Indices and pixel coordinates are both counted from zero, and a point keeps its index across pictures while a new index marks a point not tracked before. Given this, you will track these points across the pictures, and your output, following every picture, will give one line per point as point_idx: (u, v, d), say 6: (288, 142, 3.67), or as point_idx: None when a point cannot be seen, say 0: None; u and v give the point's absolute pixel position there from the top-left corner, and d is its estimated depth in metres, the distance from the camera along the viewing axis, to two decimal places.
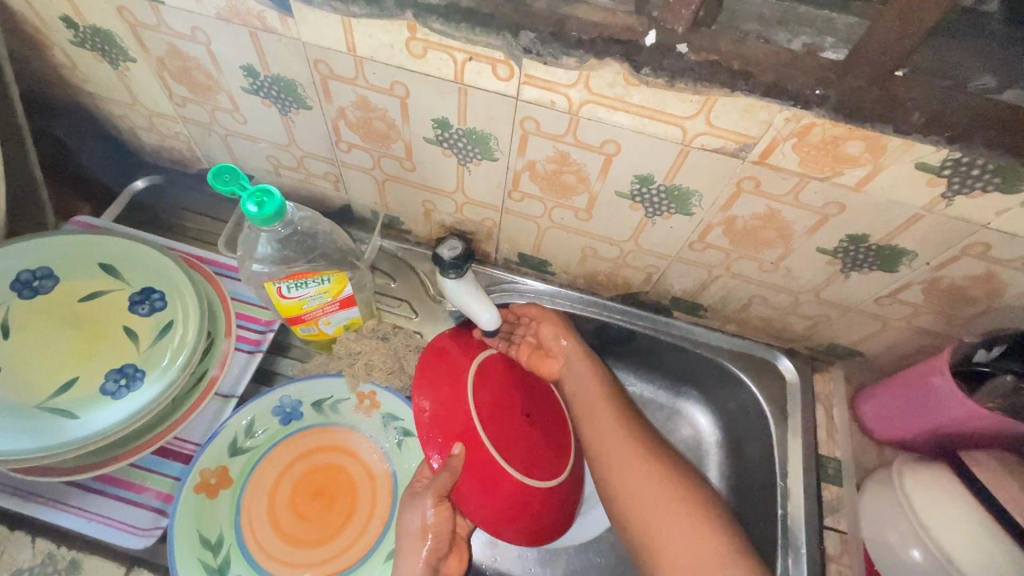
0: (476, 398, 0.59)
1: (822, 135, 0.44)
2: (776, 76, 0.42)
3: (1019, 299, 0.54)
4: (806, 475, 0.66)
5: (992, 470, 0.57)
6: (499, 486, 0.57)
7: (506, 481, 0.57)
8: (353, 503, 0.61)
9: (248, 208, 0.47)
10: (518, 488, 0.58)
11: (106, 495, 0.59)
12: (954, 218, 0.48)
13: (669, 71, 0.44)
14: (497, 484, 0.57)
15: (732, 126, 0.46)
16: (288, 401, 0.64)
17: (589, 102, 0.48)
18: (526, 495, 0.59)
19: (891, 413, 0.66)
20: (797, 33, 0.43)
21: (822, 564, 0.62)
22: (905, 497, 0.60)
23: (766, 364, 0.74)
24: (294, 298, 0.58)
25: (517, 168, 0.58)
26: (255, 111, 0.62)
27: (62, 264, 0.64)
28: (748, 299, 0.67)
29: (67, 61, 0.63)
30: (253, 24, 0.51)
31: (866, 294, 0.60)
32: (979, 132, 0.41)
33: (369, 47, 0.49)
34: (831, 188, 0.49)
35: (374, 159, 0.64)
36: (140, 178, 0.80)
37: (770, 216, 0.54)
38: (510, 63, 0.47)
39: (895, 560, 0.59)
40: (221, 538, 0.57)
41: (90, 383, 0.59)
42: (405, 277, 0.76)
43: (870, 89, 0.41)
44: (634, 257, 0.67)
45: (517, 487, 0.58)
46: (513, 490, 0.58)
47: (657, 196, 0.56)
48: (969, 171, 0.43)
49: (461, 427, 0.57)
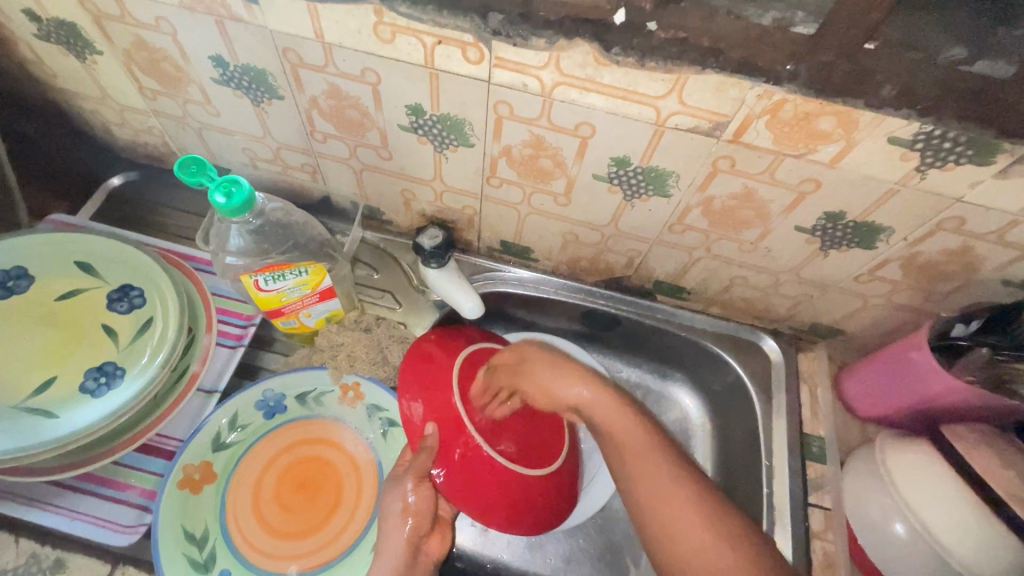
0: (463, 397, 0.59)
1: (794, 111, 0.44)
2: (746, 53, 0.42)
3: (996, 272, 0.54)
4: (790, 454, 0.67)
5: (972, 443, 0.57)
6: (486, 476, 0.57)
7: (493, 471, 0.57)
8: (339, 494, 0.61)
9: (215, 199, 0.46)
10: (506, 478, 0.58)
11: (89, 494, 0.59)
12: (928, 192, 0.48)
13: (640, 49, 0.43)
14: (483, 473, 0.57)
15: (704, 105, 0.46)
16: (271, 395, 0.64)
17: (561, 84, 0.47)
18: (516, 483, 0.58)
19: (874, 390, 0.66)
20: (768, 7, 0.43)
21: (807, 541, 0.63)
22: (888, 473, 0.60)
23: (750, 346, 0.74)
24: (272, 291, 0.57)
25: (494, 154, 0.58)
26: (228, 103, 0.61)
27: (36, 264, 0.64)
28: (730, 280, 0.68)
29: (33, 55, 0.62)
30: (219, 13, 0.50)
31: (845, 272, 0.60)
32: (949, 105, 0.41)
33: (337, 33, 0.48)
34: (806, 165, 0.48)
35: (350, 149, 0.63)
36: (116, 175, 0.79)
37: (747, 196, 0.54)
38: (479, 46, 0.46)
39: (877, 535, 0.60)
40: (206, 533, 0.57)
41: (68, 382, 0.58)
42: (387, 268, 0.75)
43: (840, 62, 0.41)
44: (616, 241, 0.66)
45: (506, 476, 0.58)
46: (500, 479, 0.57)
47: (635, 178, 0.55)
48: (941, 144, 0.43)
49: (443, 420, 0.57)
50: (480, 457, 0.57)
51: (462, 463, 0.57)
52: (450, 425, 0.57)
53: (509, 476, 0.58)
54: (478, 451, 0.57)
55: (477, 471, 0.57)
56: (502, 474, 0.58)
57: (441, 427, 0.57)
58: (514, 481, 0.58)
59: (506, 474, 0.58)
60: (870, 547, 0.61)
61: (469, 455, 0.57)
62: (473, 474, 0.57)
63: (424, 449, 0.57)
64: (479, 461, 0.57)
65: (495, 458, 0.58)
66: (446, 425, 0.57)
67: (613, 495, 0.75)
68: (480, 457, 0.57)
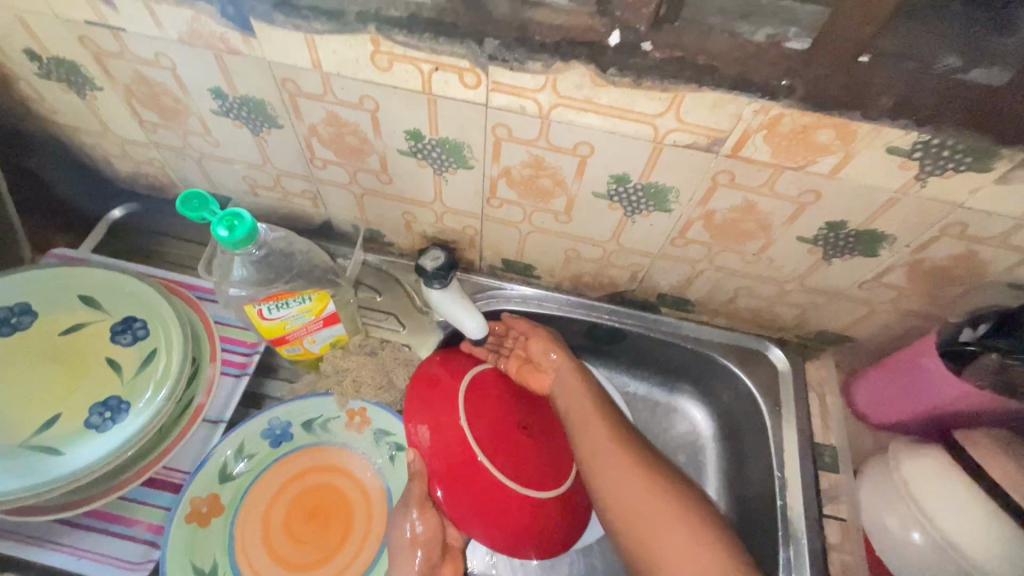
0: (470, 421, 0.59)
1: (792, 125, 0.44)
2: (741, 70, 0.42)
3: (1001, 276, 0.54)
4: (802, 465, 0.66)
5: (987, 448, 0.57)
6: (490, 497, 0.57)
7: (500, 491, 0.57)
8: (348, 522, 0.60)
9: (219, 233, 0.46)
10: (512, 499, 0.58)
11: (96, 531, 0.58)
12: (930, 200, 0.47)
13: (635, 69, 0.44)
14: (488, 494, 0.57)
15: (702, 121, 0.46)
16: (277, 423, 0.63)
17: (558, 105, 0.48)
18: (522, 504, 0.58)
19: (883, 397, 0.66)
20: (761, 25, 0.43)
21: (824, 554, 0.62)
22: (904, 481, 0.60)
23: (756, 355, 0.74)
24: (276, 319, 0.57)
25: (493, 175, 0.58)
26: (227, 133, 0.62)
27: (39, 299, 0.64)
28: (734, 291, 0.67)
29: (34, 93, 0.63)
30: (218, 47, 0.50)
31: (850, 280, 0.60)
32: (947, 115, 0.41)
33: (335, 63, 0.49)
34: (806, 177, 0.48)
35: (350, 174, 0.63)
36: (117, 207, 0.79)
37: (748, 208, 0.54)
38: (476, 71, 0.47)
39: (896, 545, 0.59)
40: (215, 568, 0.56)
41: (74, 418, 0.58)
42: (390, 290, 0.75)
43: (836, 76, 0.41)
44: (618, 256, 0.66)
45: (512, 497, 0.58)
46: (506, 500, 0.57)
47: (635, 194, 0.56)
48: (940, 153, 0.43)
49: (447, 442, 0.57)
50: (485, 478, 0.57)
51: (466, 483, 0.57)
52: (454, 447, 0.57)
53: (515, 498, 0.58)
54: (486, 474, 0.57)
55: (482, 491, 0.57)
56: (508, 494, 0.57)
57: (444, 448, 0.57)
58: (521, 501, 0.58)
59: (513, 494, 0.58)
60: (890, 559, 0.60)
61: (474, 475, 0.57)
62: (479, 495, 0.57)
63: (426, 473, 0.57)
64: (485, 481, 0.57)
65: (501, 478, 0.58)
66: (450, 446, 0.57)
67: None
68: (486, 477, 0.57)
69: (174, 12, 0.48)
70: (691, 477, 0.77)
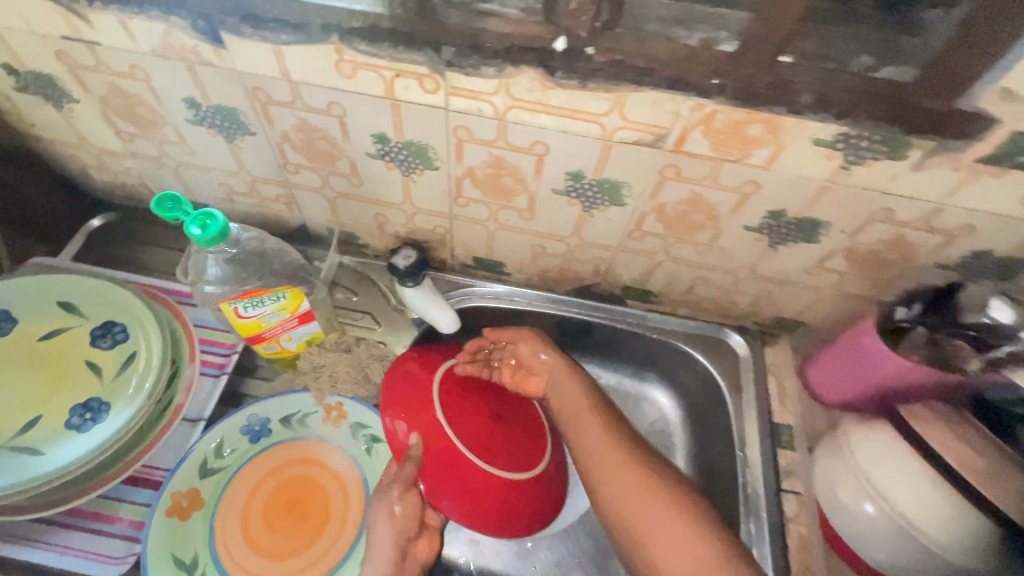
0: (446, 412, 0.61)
1: (725, 120, 0.48)
2: (676, 71, 0.46)
3: (930, 259, 0.58)
4: (760, 443, 0.70)
5: (927, 420, 0.61)
6: (477, 484, 0.59)
7: (484, 479, 0.60)
8: (327, 512, 0.62)
9: (192, 230, 0.46)
10: (497, 484, 0.61)
11: (76, 528, 0.59)
12: (857, 187, 0.52)
13: (581, 73, 0.47)
14: (474, 482, 0.59)
15: (645, 119, 0.50)
16: (256, 419, 0.65)
17: (513, 107, 0.51)
18: (506, 488, 0.61)
19: (836, 376, 0.70)
20: (694, 30, 0.47)
21: (782, 526, 0.65)
22: (853, 455, 0.63)
23: (718, 343, 0.77)
24: (252, 317, 0.59)
25: (458, 175, 0.61)
26: (202, 141, 0.64)
27: (19, 306, 0.66)
28: (692, 281, 0.71)
29: (11, 106, 0.65)
30: (190, 59, 0.53)
31: (796, 267, 0.64)
32: (863, 108, 0.45)
33: (302, 71, 0.52)
34: (744, 169, 0.52)
35: (322, 178, 0.66)
36: (96, 217, 0.80)
37: (695, 200, 0.57)
38: (435, 77, 0.50)
39: (848, 515, 0.62)
40: (196, 559, 0.57)
41: (55, 419, 0.60)
42: (366, 291, 0.78)
43: (760, 74, 0.45)
44: (581, 250, 0.70)
45: (496, 482, 0.61)
46: (491, 485, 0.60)
47: (591, 190, 0.59)
48: (859, 143, 0.48)
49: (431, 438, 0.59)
50: (471, 468, 0.60)
51: (454, 475, 0.59)
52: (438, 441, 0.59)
53: (498, 483, 0.61)
54: (462, 460, 0.59)
55: (469, 480, 0.59)
56: (494, 481, 0.60)
57: (430, 444, 0.59)
58: (505, 487, 0.61)
59: (497, 481, 0.61)
60: (843, 529, 0.63)
61: (460, 466, 0.59)
62: (466, 484, 0.59)
63: (411, 460, 0.58)
64: (470, 471, 0.59)
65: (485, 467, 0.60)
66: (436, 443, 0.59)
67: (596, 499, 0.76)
68: (471, 467, 0.59)
69: (146, 26, 0.51)
70: None
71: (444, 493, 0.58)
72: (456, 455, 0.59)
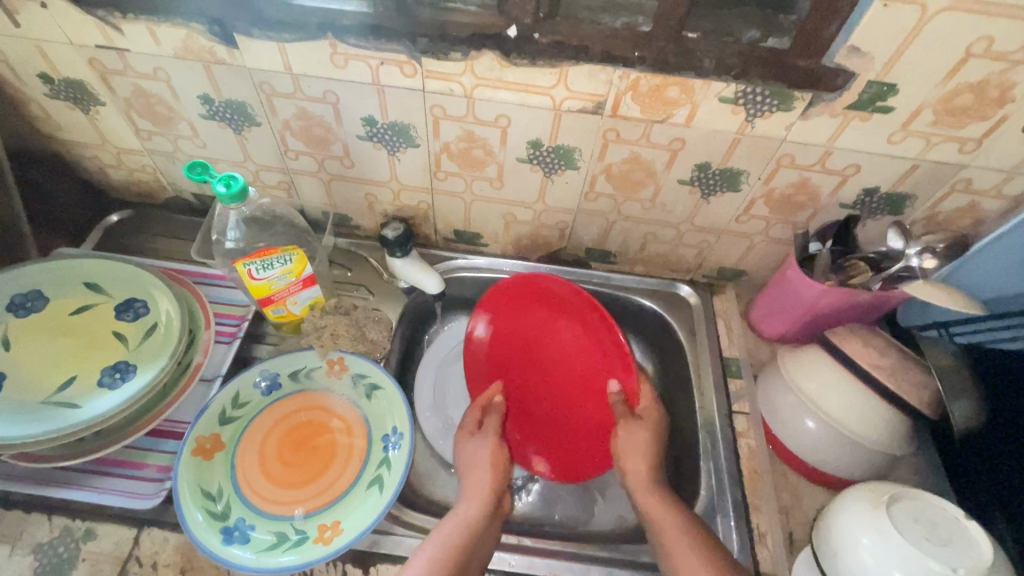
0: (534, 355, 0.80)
1: (648, 86, 0.60)
2: (605, 47, 0.57)
3: (832, 199, 0.70)
4: (712, 374, 0.80)
5: (846, 336, 0.71)
6: (592, 397, 0.78)
7: (579, 405, 0.79)
8: (334, 448, 0.70)
9: (218, 189, 0.56)
10: (575, 416, 0.79)
11: (110, 474, 0.66)
12: (761, 137, 0.64)
13: (530, 53, 0.59)
14: (559, 399, 0.80)
15: (585, 89, 0.61)
16: (266, 374, 0.73)
17: (478, 85, 0.62)
18: (591, 428, 0.78)
19: (774, 313, 0.80)
20: (618, 16, 0.59)
21: (734, 440, 0.75)
22: (786, 373, 0.74)
23: (672, 295, 0.88)
24: (263, 280, 0.68)
25: (436, 150, 0.72)
26: (213, 134, 0.74)
27: (51, 286, 0.73)
28: (644, 238, 0.82)
29: (43, 112, 0.74)
30: (206, 59, 0.64)
31: (728, 216, 0.76)
32: (754, 69, 0.57)
33: (302, 65, 0.63)
34: (670, 127, 0.64)
35: (319, 162, 0.76)
36: (115, 213, 0.89)
37: (635, 159, 0.69)
38: (412, 63, 0.61)
39: (789, 424, 0.72)
40: (221, 490, 0.65)
41: (87, 380, 0.67)
42: (359, 266, 0.88)
43: (670, 47, 0.57)
44: (547, 216, 0.80)
45: (590, 414, 0.78)
46: (591, 411, 0.78)
47: (548, 156, 0.70)
48: (755, 98, 0.60)
49: (548, 356, 0.81)
50: (585, 387, 0.79)
51: (540, 390, 0.81)
52: (588, 353, 0.77)
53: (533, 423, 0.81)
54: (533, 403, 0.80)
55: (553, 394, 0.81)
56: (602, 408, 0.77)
57: (590, 350, 0.77)
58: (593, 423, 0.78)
59: (579, 415, 0.79)
60: (785, 438, 0.73)
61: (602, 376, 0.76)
62: (567, 397, 0.80)
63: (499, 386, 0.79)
64: (556, 391, 0.81)
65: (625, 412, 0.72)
66: (570, 356, 0.79)
67: None
68: (591, 383, 0.78)
69: (171, 32, 0.61)
70: None
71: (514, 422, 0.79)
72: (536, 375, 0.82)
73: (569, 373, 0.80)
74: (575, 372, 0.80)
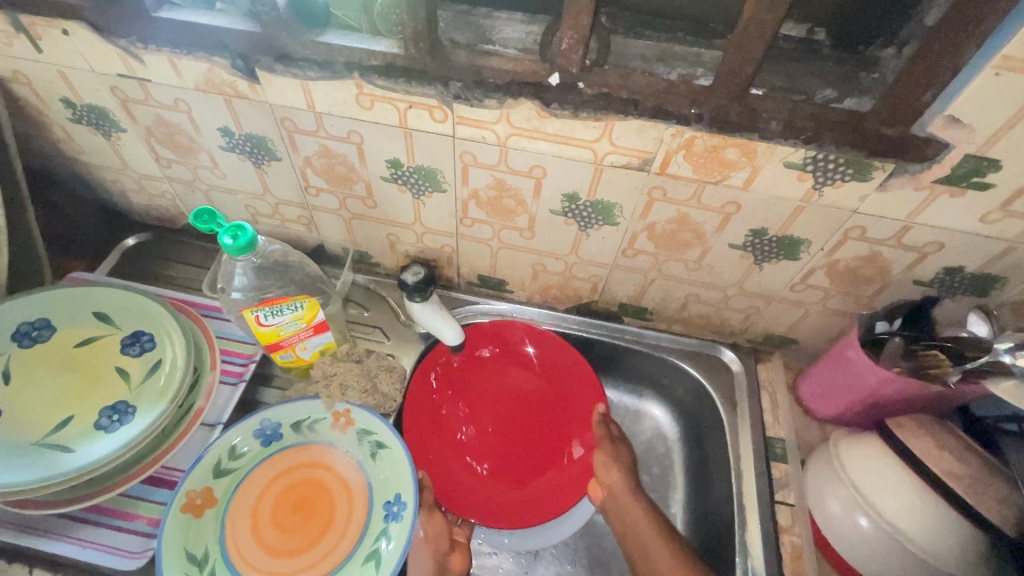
0: (507, 394, 0.82)
1: (704, 145, 0.53)
2: (657, 102, 0.51)
3: (905, 275, 0.62)
4: (753, 454, 0.72)
5: (913, 431, 0.63)
6: (551, 436, 0.79)
7: (517, 447, 0.79)
8: (331, 513, 0.65)
9: (224, 240, 0.53)
10: (507, 459, 0.78)
11: (99, 525, 0.63)
12: (828, 206, 0.56)
13: (573, 104, 0.53)
14: (501, 441, 0.79)
15: (632, 144, 0.55)
16: (268, 424, 0.68)
17: (514, 134, 0.57)
18: (537, 471, 0.77)
19: (823, 390, 0.72)
20: (674, 66, 0.52)
21: (775, 536, 0.67)
22: (841, 465, 0.65)
23: (711, 359, 0.81)
24: (271, 325, 0.64)
25: (464, 197, 0.67)
26: (233, 166, 0.71)
27: (57, 315, 0.70)
28: (685, 298, 0.75)
29: (65, 135, 0.72)
30: (228, 93, 0.60)
31: (781, 283, 0.68)
32: (826, 135, 0.50)
33: (326, 104, 0.58)
34: (725, 189, 0.57)
35: (340, 201, 0.72)
36: (132, 236, 0.87)
37: (682, 219, 0.62)
38: (443, 108, 0.56)
39: (841, 527, 0.63)
40: (207, 554, 0.60)
41: (85, 420, 0.64)
42: (377, 306, 0.83)
43: (732, 105, 0.50)
44: (579, 268, 0.74)
45: (527, 458, 0.78)
46: (529, 455, 0.78)
47: (585, 211, 0.64)
48: (827, 166, 0.52)
49: (481, 396, 0.81)
50: (536, 429, 0.80)
51: (504, 431, 0.80)
52: (564, 377, 0.80)
53: (479, 465, 0.78)
54: (494, 447, 0.79)
55: (508, 432, 0.80)
56: (558, 448, 0.78)
57: (542, 393, 0.81)
58: (566, 445, 0.78)
59: (539, 456, 0.78)
60: (837, 542, 0.64)
61: (559, 415, 0.80)
62: (498, 439, 0.79)
63: (463, 426, 0.79)
64: (488, 432, 0.80)
65: (608, 431, 0.75)
66: (514, 396, 0.82)
67: (595, 511, 0.77)
68: (538, 426, 0.80)
69: (193, 65, 0.58)
70: (659, 479, 0.82)
71: (471, 463, 0.78)
72: (510, 417, 0.81)
73: (504, 416, 0.81)
74: (531, 411, 0.81)
